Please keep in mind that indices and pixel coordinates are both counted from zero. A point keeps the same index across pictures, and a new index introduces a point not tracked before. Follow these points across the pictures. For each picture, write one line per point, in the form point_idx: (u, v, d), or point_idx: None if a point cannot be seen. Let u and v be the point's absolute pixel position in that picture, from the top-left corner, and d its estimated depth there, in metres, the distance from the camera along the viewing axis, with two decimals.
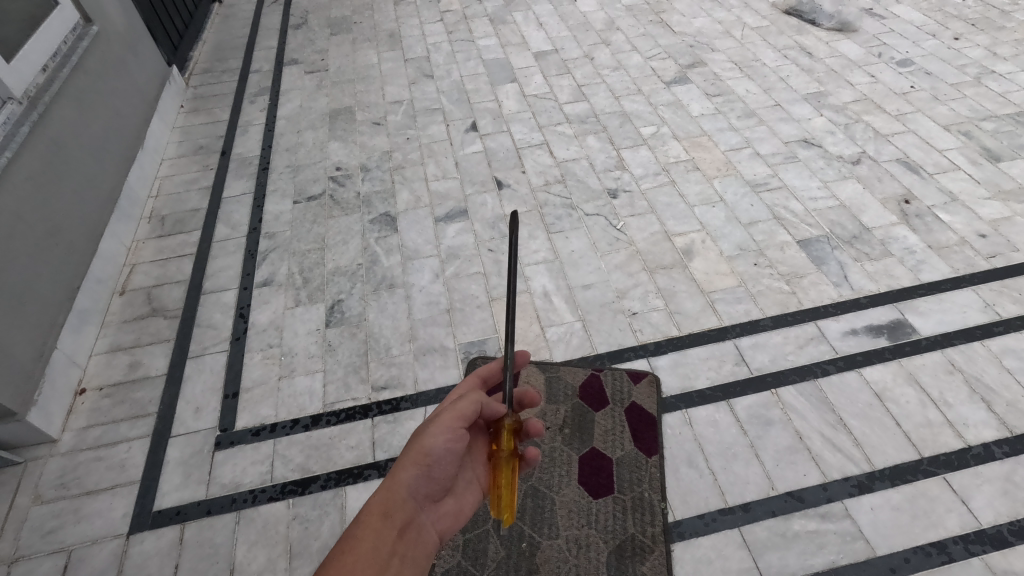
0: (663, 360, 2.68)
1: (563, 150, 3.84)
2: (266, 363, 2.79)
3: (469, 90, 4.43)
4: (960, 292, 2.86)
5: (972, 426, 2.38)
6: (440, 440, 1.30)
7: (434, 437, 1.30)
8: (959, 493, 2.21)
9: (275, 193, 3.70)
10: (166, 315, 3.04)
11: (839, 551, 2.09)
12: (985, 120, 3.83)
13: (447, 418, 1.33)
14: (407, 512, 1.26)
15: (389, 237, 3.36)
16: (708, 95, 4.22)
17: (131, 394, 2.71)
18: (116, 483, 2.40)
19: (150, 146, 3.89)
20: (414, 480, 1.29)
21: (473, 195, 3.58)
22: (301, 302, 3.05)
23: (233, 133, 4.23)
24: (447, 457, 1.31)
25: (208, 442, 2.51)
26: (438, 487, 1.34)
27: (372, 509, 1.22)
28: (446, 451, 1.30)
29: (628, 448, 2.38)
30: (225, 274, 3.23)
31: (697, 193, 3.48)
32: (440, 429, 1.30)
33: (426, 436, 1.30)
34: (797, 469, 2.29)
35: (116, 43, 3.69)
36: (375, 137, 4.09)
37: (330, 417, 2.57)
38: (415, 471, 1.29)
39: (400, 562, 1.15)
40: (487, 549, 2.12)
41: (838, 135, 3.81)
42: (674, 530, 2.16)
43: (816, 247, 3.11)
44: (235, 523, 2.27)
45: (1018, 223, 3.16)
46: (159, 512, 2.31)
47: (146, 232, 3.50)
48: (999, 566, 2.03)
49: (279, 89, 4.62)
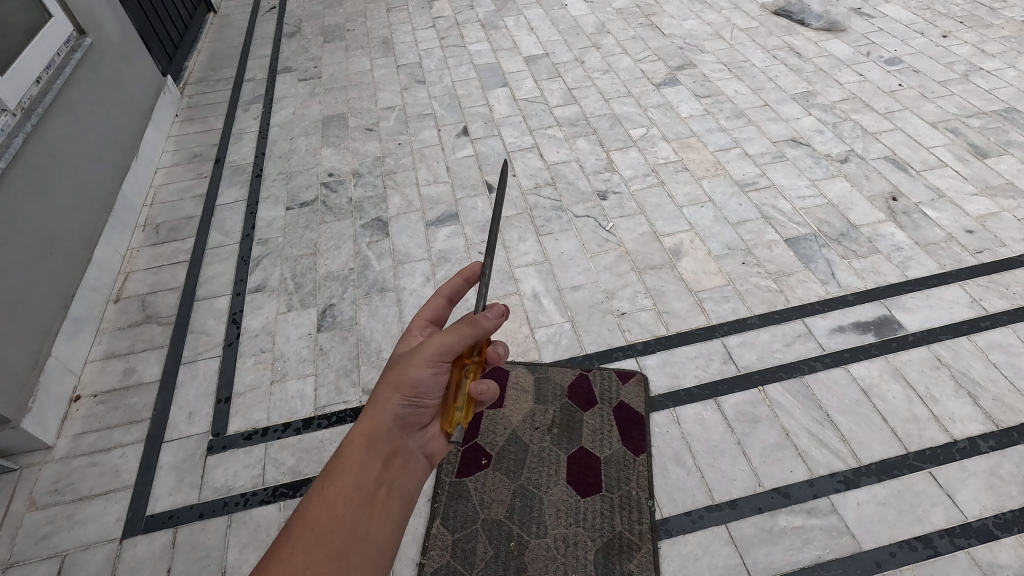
0: (651, 359, 2.70)
1: (554, 153, 3.87)
2: (259, 367, 2.82)
3: (460, 95, 4.47)
4: (947, 288, 2.87)
5: (958, 421, 2.40)
6: (427, 371, 1.29)
7: (420, 370, 1.29)
8: (945, 487, 2.22)
9: (269, 200, 3.74)
10: (160, 321, 3.07)
11: (826, 545, 2.10)
12: (972, 116, 3.85)
13: (435, 352, 1.29)
14: (395, 439, 1.30)
15: (381, 241, 3.39)
16: (697, 96, 4.25)
17: (125, 400, 2.73)
18: (109, 488, 2.42)
19: (144, 155, 3.94)
20: (401, 409, 1.31)
21: (464, 199, 3.61)
22: (294, 307, 3.08)
23: (227, 141, 4.27)
24: (436, 385, 1.33)
25: (201, 447, 2.54)
26: (427, 413, 1.36)
27: (357, 439, 1.25)
28: (436, 380, 1.31)
29: (616, 447, 2.39)
30: (218, 280, 3.26)
31: (686, 193, 3.50)
32: (428, 363, 1.28)
33: (412, 369, 1.28)
34: (784, 465, 2.31)
35: (110, 53, 3.73)
36: (367, 143, 4.12)
37: (321, 420, 2.59)
38: (401, 400, 1.30)
39: (385, 493, 1.21)
40: (476, 548, 2.14)
41: (826, 134, 3.83)
42: (661, 528, 2.17)
43: (804, 246, 3.13)
44: (227, 526, 2.29)
45: (1005, 219, 3.18)
46: (151, 517, 2.33)
47: (141, 240, 3.54)
48: (985, 559, 2.04)
49: (272, 97, 4.67)
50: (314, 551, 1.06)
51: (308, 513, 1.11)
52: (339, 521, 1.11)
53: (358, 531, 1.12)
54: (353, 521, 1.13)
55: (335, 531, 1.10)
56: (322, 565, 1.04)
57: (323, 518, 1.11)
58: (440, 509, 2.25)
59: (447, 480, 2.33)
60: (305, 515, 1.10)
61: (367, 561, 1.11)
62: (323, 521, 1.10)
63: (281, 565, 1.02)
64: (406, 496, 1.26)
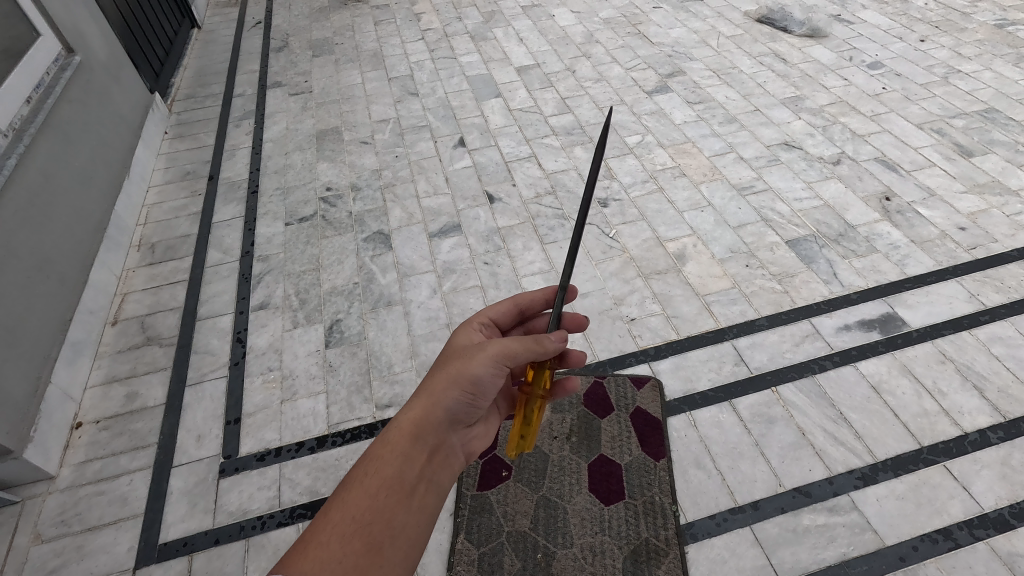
0: (664, 363, 2.71)
1: (552, 162, 3.89)
2: (267, 387, 2.77)
3: (454, 107, 4.48)
4: (945, 284, 2.95)
5: (967, 414, 2.45)
6: (490, 368, 1.28)
7: (481, 367, 1.28)
8: (960, 479, 2.26)
9: (267, 216, 3.69)
10: (161, 342, 3.00)
11: (850, 543, 2.12)
12: (955, 117, 3.97)
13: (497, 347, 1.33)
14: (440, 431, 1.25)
15: (384, 254, 3.37)
16: (689, 103, 4.32)
17: (130, 425, 2.66)
18: (119, 517, 2.35)
19: (136, 173, 3.86)
20: (454, 401, 1.27)
21: (466, 209, 3.61)
22: (299, 323, 3.04)
23: (220, 157, 4.21)
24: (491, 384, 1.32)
25: (212, 470, 2.48)
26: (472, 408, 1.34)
27: (403, 427, 1.19)
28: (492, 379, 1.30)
29: (636, 453, 2.40)
30: (220, 299, 3.20)
31: (685, 199, 3.55)
32: (492, 361, 1.29)
33: (475, 364, 1.27)
34: (802, 465, 2.33)
35: (99, 72, 3.66)
36: (363, 156, 4.10)
37: (336, 438, 2.55)
38: (457, 395, 1.28)
39: (425, 486, 1.16)
40: (502, 561, 2.12)
41: (817, 137, 3.92)
42: (687, 532, 2.17)
43: (805, 247, 3.19)
44: (245, 551, 2.23)
45: (994, 215, 3.28)
46: (165, 545, 2.26)
47: (136, 261, 3.47)
48: (1004, 549, 2.08)
49: (264, 112, 4.63)
50: (351, 539, 1.00)
51: (347, 501, 1.05)
52: (377, 509, 1.06)
53: (394, 521, 1.06)
54: (391, 511, 1.07)
55: (373, 521, 1.04)
56: (358, 555, 0.99)
57: (363, 508, 1.05)
58: (463, 523, 2.23)
59: (468, 494, 2.31)
60: (348, 499, 1.05)
61: (401, 551, 1.05)
62: (364, 508, 1.05)
63: (319, 548, 0.96)
64: (443, 494, 1.20)
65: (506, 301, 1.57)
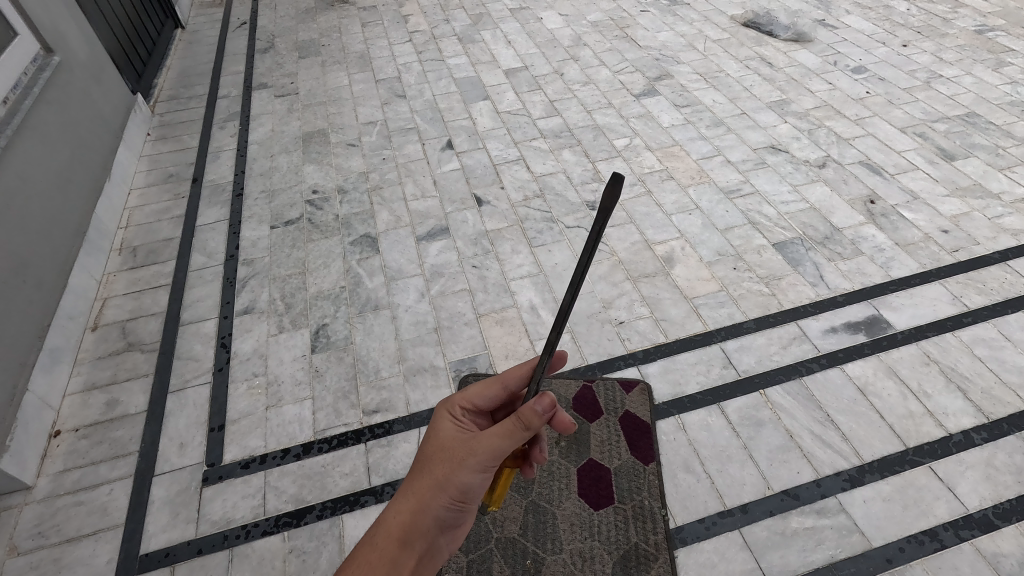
0: (653, 367, 2.71)
1: (540, 165, 3.89)
2: (252, 393, 2.73)
3: (442, 109, 4.46)
4: (929, 286, 2.98)
5: (951, 415, 2.47)
6: (475, 478, 1.23)
7: (470, 475, 1.23)
8: (945, 481, 2.28)
9: (251, 219, 3.65)
10: (143, 348, 2.94)
11: (837, 545, 2.13)
12: (938, 121, 4.02)
13: (487, 459, 1.22)
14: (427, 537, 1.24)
15: (371, 258, 3.33)
16: (677, 106, 4.33)
17: (110, 433, 2.60)
18: (98, 528, 2.29)
19: (117, 176, 3.79)
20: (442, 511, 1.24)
21: (454, 212, 3.59)
22: (285, 328, 3.00)
23: (204, 159, 4.16)
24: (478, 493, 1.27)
25: (195, 479, 2.43)
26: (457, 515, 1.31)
27: (392, 531, 1.18)
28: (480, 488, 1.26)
29: (625, 457, 2.39)
30: (203, 303, 3.15)
31: (673, 202, 3.56)
32: (481, 471, 1.23)
33: (463, 473, 1.23)
34: (790, 467, 2.34)
35: (79, 73, 3.59)
36: (350, 158, 4.07)
37: (322, 445, 2.52)
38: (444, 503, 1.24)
39: None
40: (491, 568, 2.10)
41: (803, 140, 3.95)
42: (676, 536, 2.17)
43: (792, 250, 3.21)
44: (229, 561, 2.19)
45: (976, 218, 3.32)
46: (146, 556, 2.21)
47: (117, 265, 3.40)
48: (988, 550, 2.10)
49: (249, 114, 4.57)
50: None
51: None
52: None
53: None
54: None
55: None
56: None
57: None
58: None
59: None
60: None
61: None
62: None
63: None
64: None
65: (493, 383, 1.43)
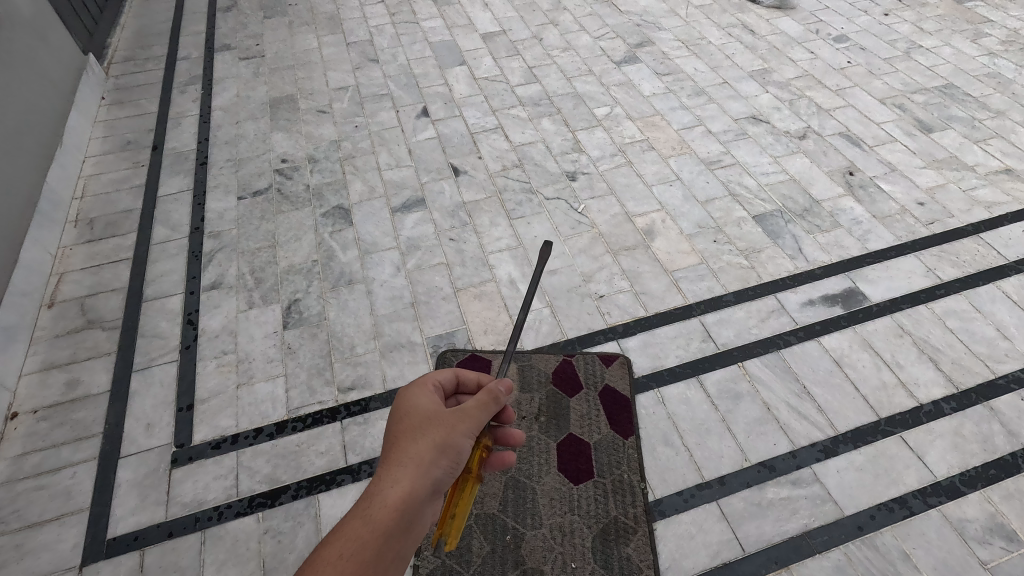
0: (632, 341, 2.69)
1: (519, 134, 3.78)
2: (222, 371, 2.63)
3: (417, 75, 4.28)
4: (905, 258, 3.00)
5: (922, 385, 2.52)
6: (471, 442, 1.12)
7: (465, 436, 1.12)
8: (915, 450, 2.33)
9: (217, 190, 3.48)
10: (104, 326, 2.81)
11: (811, 514, 2.17)
12: (916, 92, 4.01)
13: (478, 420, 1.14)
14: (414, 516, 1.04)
15: (344, 230, 3.22)
16: (658, 74, 4.24)
17: (72, 415, 2.49)
18: (63, 512, 2.21)
19: (69, 143, 3.57)
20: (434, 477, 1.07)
21: (430, 183, 3.48)
22: (255, 304, 2.89)
23: (164, 126, 3.93)
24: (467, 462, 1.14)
25: (164, 460, 2.35)
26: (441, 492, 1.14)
27: (388, 501, 0.97)
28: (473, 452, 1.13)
29: (605, 431, 2.39)
30: (168, 278, 3.01)
31: (654, 172, 3.50)
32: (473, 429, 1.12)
33: (459, 432, 1.11)
34: (767, 439, 2.36)
35: (23, 30, 3.32)
36: (321, 126, 3.89)
37: (296, 423, 2.45)
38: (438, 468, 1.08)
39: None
40: (471, 545, 2.09)
41: (784, 111, 3.91)
42: (655, 509, 2.19)
43: (771, 222, 3.20)
44: (202, 543, 2.14)
45: (951, 190, 3.34)
46: (114, 540, 2.14)
47: (73, 237, 3.22)
48: (954, 515, 2.16)
49: (212, 77, 4.33)
50: None
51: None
52: None
53: None
54: None
55: None
56: None
57: None
58: None
59: None
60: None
61: None
62: None
63: None
64: None
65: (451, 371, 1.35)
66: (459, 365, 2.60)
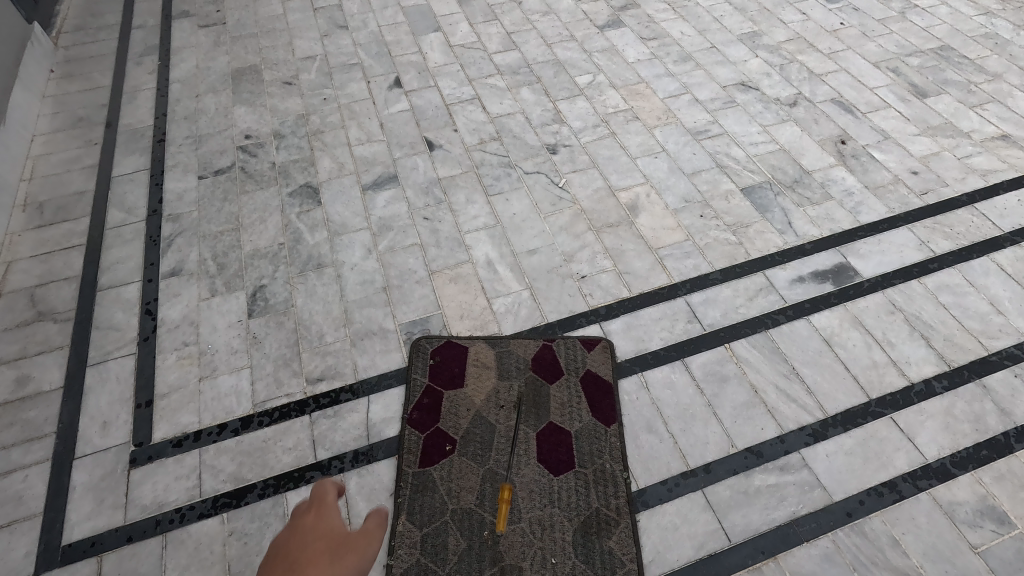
0: (615, 323, 2.58)
1: (496, 105, 3.58)
2: (182, 364, 2.49)
3: (389, 42, 4.03)
4: (897, 231, 2.89)
5: (914, 364, 2.44)
6: None
7: None
8: (905, 431, 2.26)
9: (175, 169, 3.27)
10: (56, 318, 2.64)
11: (799, 501, 2.10)
12: (911, 55, 3.84)
13: None
14: None
15: (312, 210, 3.05)
16: (643, 39, 4.02)
17: (23, 414, 2.35)
18: (14, 519, 2.09)
19: (13, 121, 3.32)
20: None
21: (403, 158, 3.30)
22: (217, 291, 2.73)
23: (118, 100, 3.68)
24: None
25: (122, 461, 2.22)
26: None
27: None
28: None
29: (586, 419, 2.29)
30: (124, 265, 2.84)
31: (639, 144, 3.34)
32: None
33: None
34: (754, 424, 2.28)
35: None
36: (286, 99, 3.67)
37: (262, 418, 2.33)
38: None
39: None
40: (447, 542, 2.00)
41: (774, 77, 3.73)
42: (638, 500, 2.10)
43: (760, 195, 3.06)
44: (163, 548, 2.03)
45: (946, 158, 3.22)
46: (69, 547, 2.03)
47: (22, 222, 3.02)
48: (945, 499, 2.10)
49: (169, 47, 4.06)
50: None
51: None
52: None
53: None
54: None
55: None
56: None
57: None
58: (405, 503, 2.09)
59: (410, 472, 2.16)
60: None
61: None
62: None
63: None
64: None
65: None
66: (434, 353, 2.48)
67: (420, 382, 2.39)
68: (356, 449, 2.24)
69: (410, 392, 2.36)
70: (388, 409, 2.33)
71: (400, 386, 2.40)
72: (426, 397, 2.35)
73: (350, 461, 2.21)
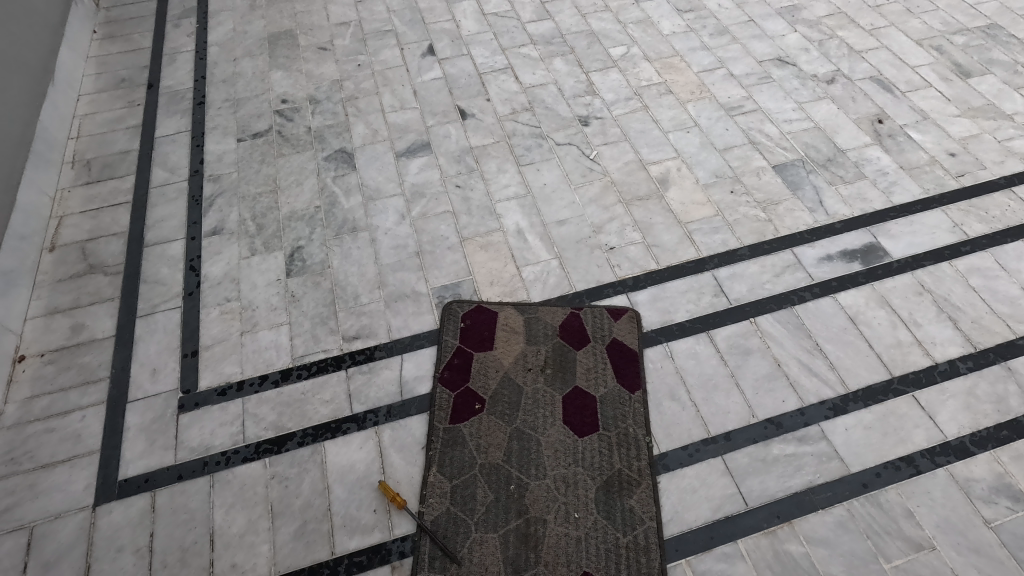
0: (642, 294, 2.63)
1: (529, 75, 3.58)
2: (225, 318, 2.61)
3: (422, 9, 4.03)
4: (930, 213, 2.87)
5: (939, 344, 2.46)
6: None
7: None
8: (926, 409, 2.29)
9: (215, 131, 3.36)
10: (106, 270, 2.77)
11: (816, 471, 2.16)
12: (957, 33, 3.74)
13: None
14: None
15: (347, 175, 3.12)
16: (679, 11, 3.96)
17: (78, 359, 2.49)
18: (73, 455, 2.25)
19: (61, 80, 3.42)
20: None
21: (436, 126, 3.33)
22: (257, 251, 2.83)
23: (159, 62, 3.76)
24: None
25: (171, 406, 2.36)
26: None
27: None
28: None
29: (611, 385, 2.36)
30: (168, 223, 2.95)
31: (671, 118, 3.33)
32: None
33: None
34: (776, 396, 2.33)
35: None
36: (321, 64, 3.71)
37: (301, 372, 2.44)
38: None
39: None
40: (475, 494, 2.11)
41: (812, 53, 3.66)
42: (659, 463, 2.19)
43: (792, 172, 3.05)
44: (210, 487, 2.17)
45: (985, 141, 3.16)
46: (124, 482, 2.18)
47: (71, 179, 3.14)
48: (961, 475, 2.15)
49: (207, 10, 4.10)
50: None
51: None
52: None
53: None
54: None
55: None
56: None
57: None
58: (436, 456, 2.20)
59: (441, 427, 2.26)
60: None
61: None
62: None
63: None
64: None
65: None
66: (464, 316, 2.56)
67: (451, 344, 2.48)
68: (389, 404, 2.35)
69: (441, 353, 2.45)
70: (420, 368, 2.43)
71: (432, 346, 2.50)
72: (457, 357, 2.44)
73: (384, 415, 2.32)
